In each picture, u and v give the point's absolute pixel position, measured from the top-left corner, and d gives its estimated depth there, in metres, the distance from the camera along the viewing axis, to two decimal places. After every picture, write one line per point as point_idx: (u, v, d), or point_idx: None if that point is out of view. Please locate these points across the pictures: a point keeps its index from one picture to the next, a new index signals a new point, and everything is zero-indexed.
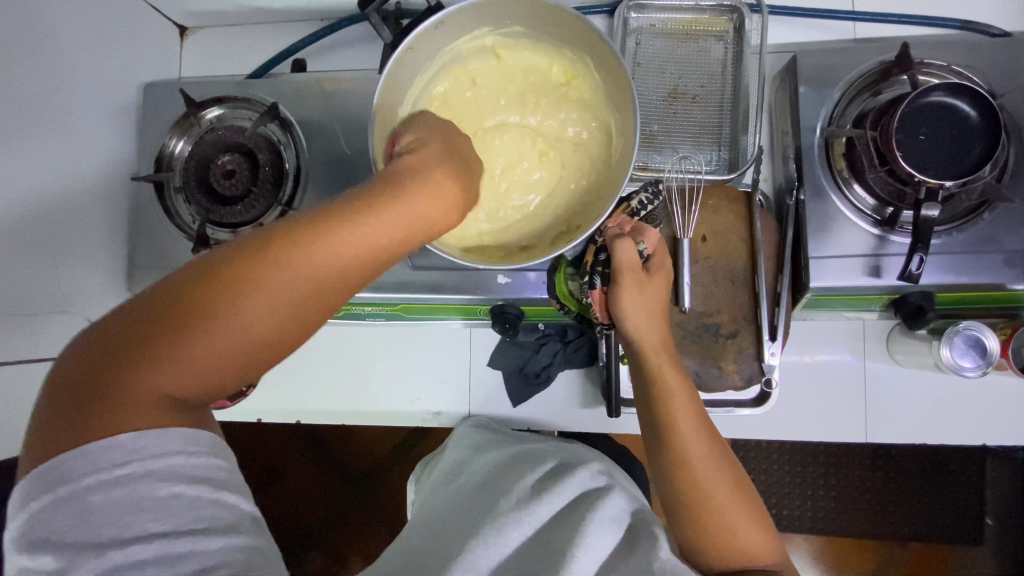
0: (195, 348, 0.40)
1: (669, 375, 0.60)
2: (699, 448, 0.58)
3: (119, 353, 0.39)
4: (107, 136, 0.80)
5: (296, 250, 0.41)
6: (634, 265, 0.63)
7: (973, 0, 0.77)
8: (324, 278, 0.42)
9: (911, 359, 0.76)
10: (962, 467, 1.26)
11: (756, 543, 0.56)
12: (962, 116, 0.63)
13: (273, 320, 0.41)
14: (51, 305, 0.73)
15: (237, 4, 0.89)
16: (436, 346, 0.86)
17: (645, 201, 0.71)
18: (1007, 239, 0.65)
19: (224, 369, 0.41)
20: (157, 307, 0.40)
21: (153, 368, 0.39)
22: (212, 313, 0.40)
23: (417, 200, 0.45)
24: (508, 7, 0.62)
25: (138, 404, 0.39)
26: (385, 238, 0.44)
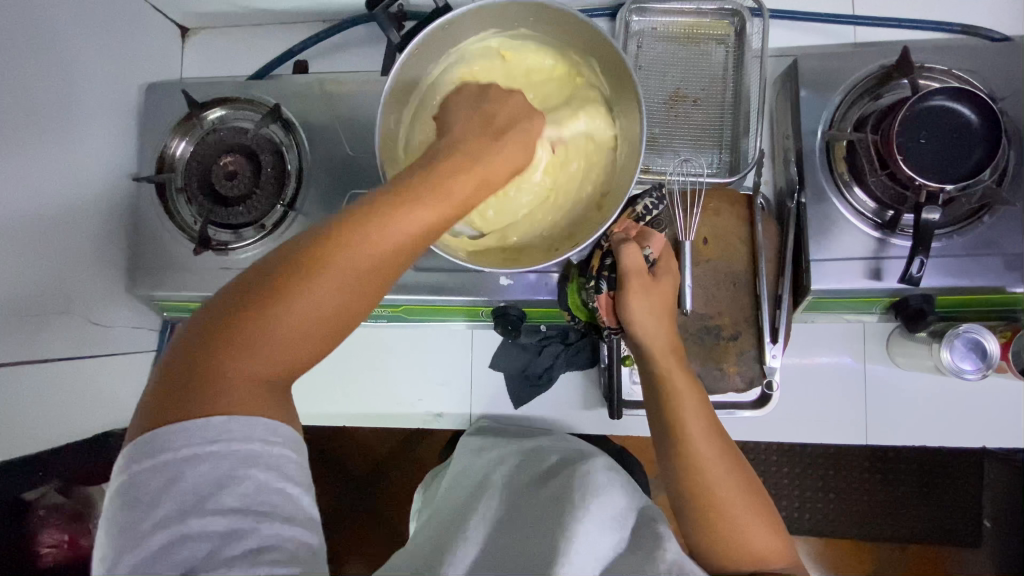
0: (281, 323, 0.43)
1: (677, 378, 0.61)
2: (708, 449, 0.58)
3: (205, 339, 0.42)
4: (108, 136, 0.80)
5: (358, 230, 0.44)
6: (641, 268, 0.65)
7: (971, 6, 0.78)
8: (390, 244, 0.45)
9: (912, 362, 0.76)
10: (960, 469, 1.27)
11: (767, 546, 0.55)
12: (963, 120, 0.64)
13: (341, 296, 0.44)
14: (55, 305, 0.71)
15: (239, 6, 0.89)
16: (437, 348, 0.86)
17: (650, 205, 0.73)
18: (1007, 242, 0.66)
19: (298, 348, 0.44)
20: (237, 295, 0.44)
21: (235, 350, 0.42)
22: (286, 295, 0.43)
23: (466, 171, 0.49)
24: (515, 11, 0.62)
25: (231, 383, 0.41)
26: (443, 205, 0.47)
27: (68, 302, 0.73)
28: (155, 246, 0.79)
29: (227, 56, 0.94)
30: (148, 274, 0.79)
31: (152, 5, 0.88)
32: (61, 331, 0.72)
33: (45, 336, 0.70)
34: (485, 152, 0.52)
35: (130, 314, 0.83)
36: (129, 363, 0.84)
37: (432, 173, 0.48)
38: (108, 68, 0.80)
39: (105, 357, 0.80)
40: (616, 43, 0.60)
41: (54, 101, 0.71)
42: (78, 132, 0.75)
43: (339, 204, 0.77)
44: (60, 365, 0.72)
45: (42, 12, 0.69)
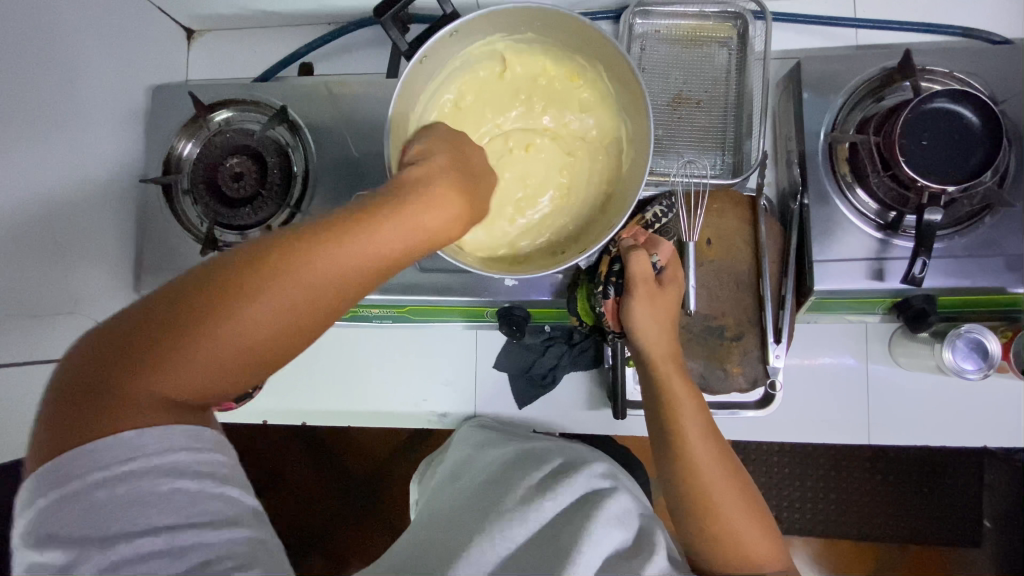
0: (196, 354, 0.41)
1: (676, 383, 0.61)
2: (704, 453, 0.58)
3: (123, 353, 0.41)
4: (115, 137, 0.80)
5: (296, 261, 0.43)
6: (648, 276, 0.64)
7: (972, 9, 0.79)
8: (324, 287, 0.44)
9: (913, 362, 0.76)
10: (961, 469, 1.27)
11: (761, 552, 0.56)
12: (965, 122, 0.64)
13: (269, 328, 0.43)
14: (60, 306, 0.72)
15: (245, 8, 0.90)
16: (441, 348, 0.87)
17: (660, 213, 0.73)
18: (1008, 243, 0.66)
19: (220, 375, 0.43)
20: (161, 310, 0.42)
21: (151, 370, 0.41)
22: (208, 318, 0.41)
23: (421, 213, 0.47)
24: (521, 16, 0.62)
25: (142, 403, 0.41)
26: (387, 250, 0.46)
27: (76, 302, 0.74)
28: (160, 247, 0.80)
29: (233, 59, 0.95)
30: (153, 274, 0.80)
31: (158, 8, 0.88)
32: (68, 332, 0.73)
33: (52, 337, 0.70)
34: (444, 187, 0.50)
35: None
36: None
37: (387, 206, 0.47)
38: (114, 70, 0.80)
39: None
40: (622, 49, 0.60)
41: (61, 103, 0.72)
42: (85, 133, 0.76)
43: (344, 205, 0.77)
44: None
45: (50, 14, 0.70)
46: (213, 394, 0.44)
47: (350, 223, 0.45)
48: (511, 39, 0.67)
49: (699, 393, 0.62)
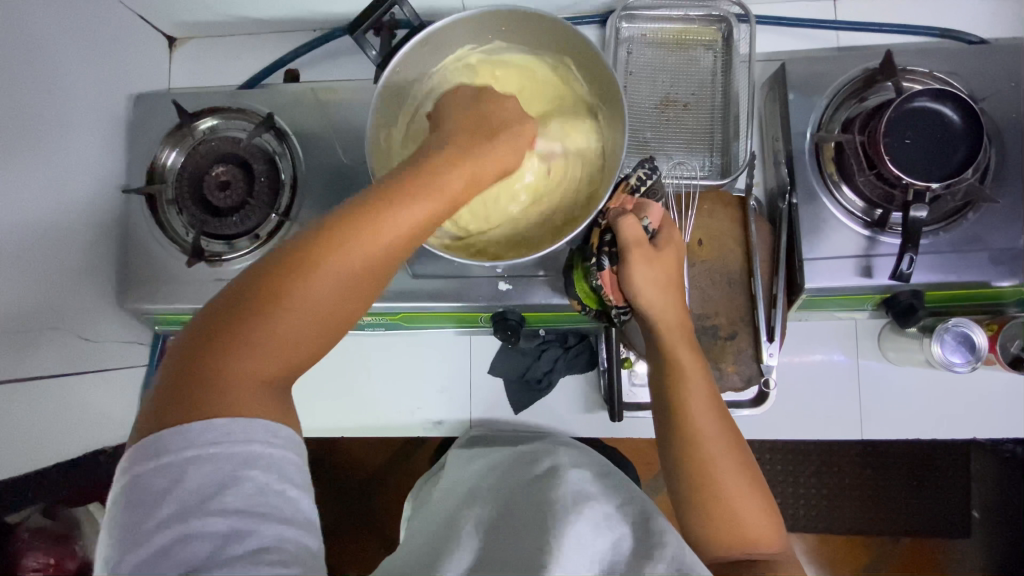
0: (287, 318, 0.44)
1: (683, 355, 0.59)
2: (713, 442, 0.57)
3: (206, 342, 0.43)
4: (99, 147, 0.79)
5: (358, 226, 0.46)
6: (644, 240, 0.58)
7: (948, 9, 0.81)
8: (390, 236, 0.46)
9: (903, 356, 0.77)
10: (949, 462, 1.29)
11: (757, 530, 0.56)
12: (944, 120, 0.66)
13: (343, 292, 0.46)
14: (44, 321, 0.70)
15: (229, 15, 0.89)
16: (434, 355, 0.86)
17: (643, 177, 0.65)
18: (990, 238, 0.68)
19: (302, 344, 0.45)
20: (234, 299, 0.44)
21: (235, 349, 0.42)
22: (289, 292, 0.44)
23: (459, 168, 0.51)
24: (488, 20, 0.61)
25: (239, 376, 0.42)
26: (442, 199, 0.49)
27: (59, 317, 0.72)
28: (147, 258, 0.78)
29: (217, 66, 0.93)
30: (140, 287, 0.78)
31: (140, 15, 0.87)
32: (53, 347, 0.71)
33: (35, 352, 0.68)
34: (477, 151, 0.53)
35: (122, 328, 0.82)
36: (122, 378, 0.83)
37: (427, 170, 0.50)
38: (96, 79, 0.78)
39: (96, 373, 0.78)
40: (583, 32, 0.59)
41: (41, 112, 0.70)
42: (68, 143, 0.74)
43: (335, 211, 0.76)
44: (51, 381, 0.71)
45: (29, 22, 0.68)
46: (297, 363, 0.46)
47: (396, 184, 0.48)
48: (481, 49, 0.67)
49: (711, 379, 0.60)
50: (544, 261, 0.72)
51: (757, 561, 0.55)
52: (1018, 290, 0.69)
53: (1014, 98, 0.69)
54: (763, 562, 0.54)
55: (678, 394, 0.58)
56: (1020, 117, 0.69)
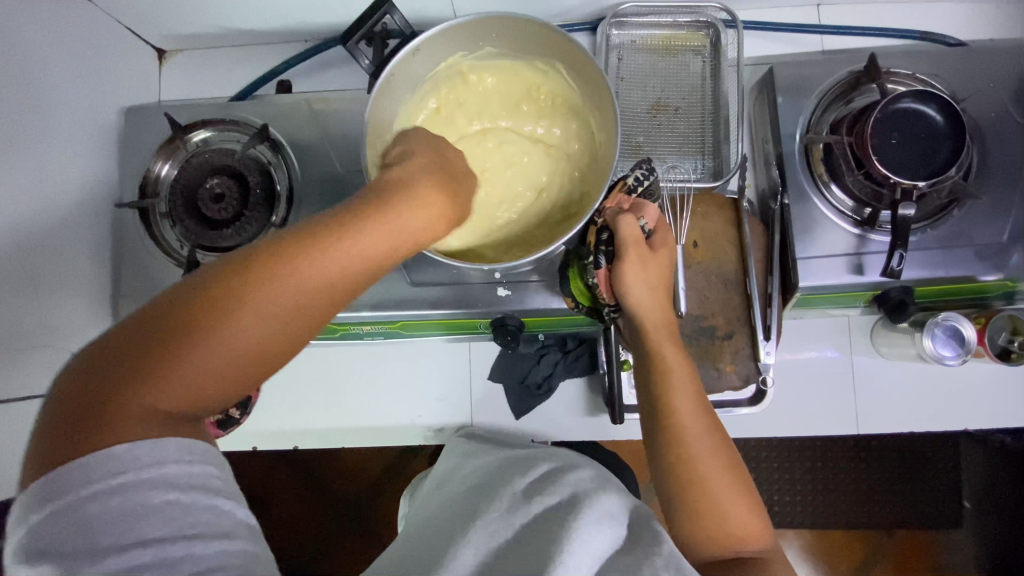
0: (203, 361, 0.39)
1: (667, 351, 0.56)
2: (697, 437, 0.55)
3: (108, 376, 0.38)
4: (89, 160, 0.78)
5: (290, 266, 0.41)
6: (641, 238, 0.54)
7: (928, 13, 0.83)
8: (324, 281, 0.42)
9: (895, 351, 0.79)
10: (939, 455, 1.31)
11: (746, 528, 0.53)
12: (929, 120, 0.67)
13: (268, 335, 0.41)
14: (34, 338, 0.69)
15: (220, 26, 0.88)
16: (434, 362, 0.86)
17: (642, 177, 0.61)
18: (976, 233, 0.70)
19: (215, 389, 0.41)
20: (151, 325, 0.39)
21: (139, 389, 0.38)
22: (209, 328, 0.39)
23: (412, 209, 0.46)
24: (478, 27, 0.58)
25: (141, 416, 0.38)
26: (386, 247, 0.44)
27: (50, 334, 0.70)
28: (140, 272, 0.77)
29: (207, 77, 0.93)
30: (131, 301, 0.77)
31: (130, 28, 0.87)
32: (44, 363, 0.70)
33: (25, 370, 0.67)
34: (435, 187, 0.49)
35: None
36: None
37: (382, 205, 0.46)
38: (85, 92, 0.78)
39: None
40: (574, 37, 0.56)
41: (29, 126, 0.69)
42: (58, 157, 0.73)
43: None
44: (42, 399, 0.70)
45: (17, 36, 0.68)
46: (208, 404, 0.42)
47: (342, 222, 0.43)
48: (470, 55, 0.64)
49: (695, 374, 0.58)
50: (542, 266, 0.73)
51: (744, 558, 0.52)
52: (1002, 284, 0.71)
53: (993, 98, 0.71)
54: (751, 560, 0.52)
55: (663, 390, 0.55)
56: (1000, 116, 0.71)
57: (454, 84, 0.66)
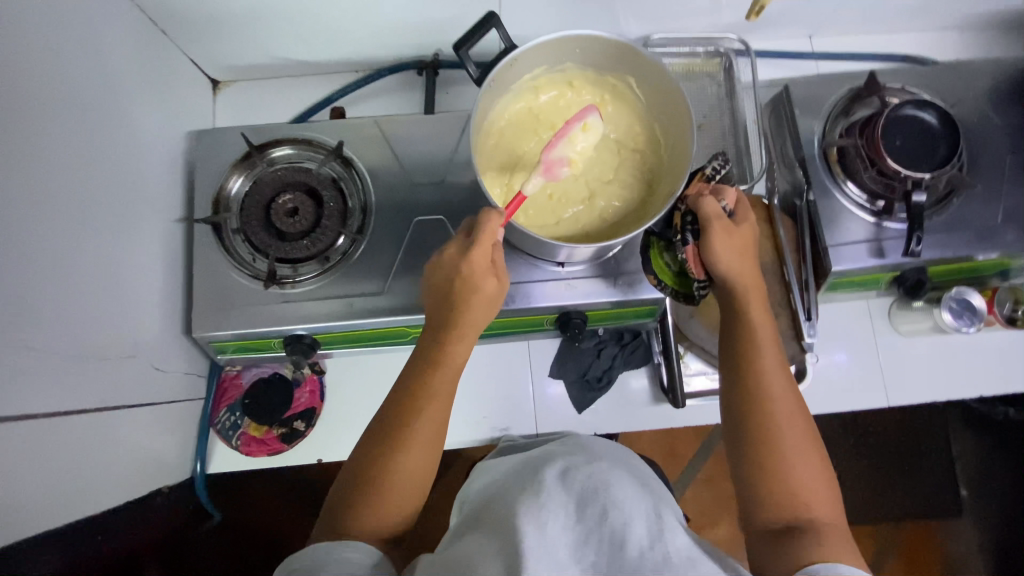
0: (424, 419, 0.63)
1: (756, 313, 0.63)
2: (780, 394, 0.61)
3: (346, 503, 0.60)
4: (164, 181, 0.81)
5: (422, 398, 0.63)
6: (722, 214, 0.60)
7: (898, 44, 1.00)
8: (463, 341, 0.65)
9: (913, 328, 0.89)
10: (933, 442, 1.41)
11: (811, 486, 0.57)
12: (925, 123, 0.80)
13: (430, 446, 0.63)
14: (118, 350, 0.69)
15: (278, 57, 0.94)
16: (494, 365, 0.89)
17: (717, 168, 0.66)
18: (974, 217, 0.81)
19: (413, 492, 0.62)
20: (387, 422, 0.63)
21: (364, 506, 0.59)
22: (421, 400, 0.63)
23: (484, 288, 0.64)
24: (565, 44, 0.66)
25: (404, 470, 0.61)
26: (480, 320, 0.66)
27: (132, 344, 0.71)
28: (212, 285, 0.79)
29: (260, 106, 0.98)
30: (201, 314, 0.78)
31: (190, 58, 0.91)
32: (122, 378, 0.70)
33: (108, 382, 0.68)
34: (472, 279, 0.63)
35: (184, 359, 0.81)
36: (176, 411, 0.80)
37: (462, 299, 0.64)
38: (157, 114, 0.81)
39: (156, 405, 0.77)
40: (652, 52, 0.64)
41: (117, 146, 0.72)
42: (140, 176, 0.76)
43: (403, 229, 0.80)
44: (119, 411, 0.69)
45: (107, 58, 0.71)
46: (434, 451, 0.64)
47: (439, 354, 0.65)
48: (551, 71, 0.72)
49: (786, 366, 0.63)
50: (605, 261, 0.79)
51: (807, 526, 0.55)
52: (999, 260, 0.82)
53: (972, 104, 0.85)
54: (811, 528, 0.55)
55: (748, 346, 0.62)
56: (981, 119, 0.84)
57: (533, 97, 0.74)
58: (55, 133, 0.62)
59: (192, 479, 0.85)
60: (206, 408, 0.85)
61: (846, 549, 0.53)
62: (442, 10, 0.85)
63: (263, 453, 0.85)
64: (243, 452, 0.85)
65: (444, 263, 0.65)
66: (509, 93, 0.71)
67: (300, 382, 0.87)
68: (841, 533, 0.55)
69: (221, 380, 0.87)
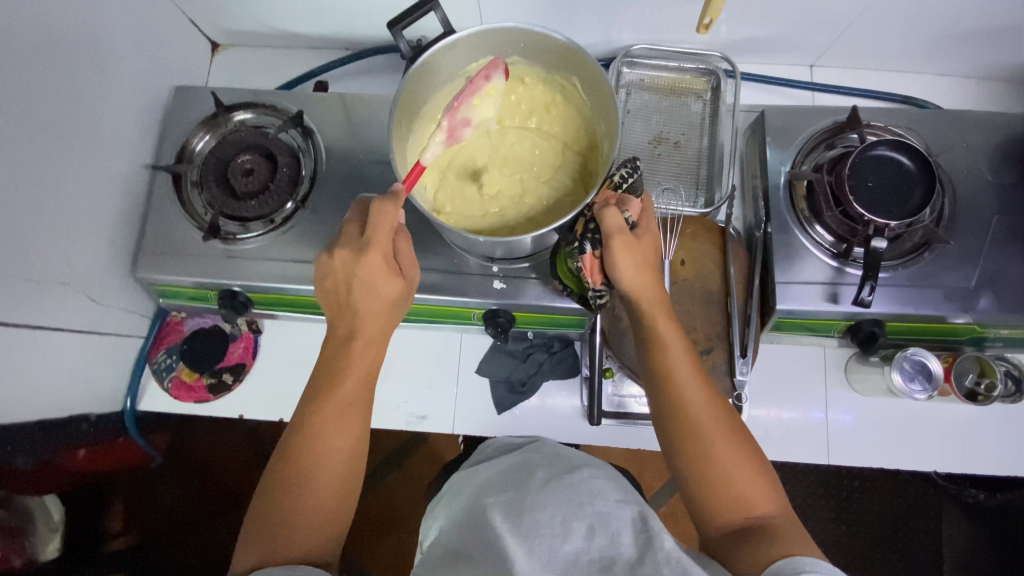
0: (332, 424, 0.59)
1: (664, 326, 0.60)
2: (699, 407, 0.57)
3: (266, 528, 0.56)
4: (138, 128, 0.86)
5: (326, 395, 0.60)
6: (624, 226, 0.59)
7: (904, 85, 0.94)
8: (376, 331, 0.64)
9: (868, 387, 0.83)
10: (922, 525, 1.24)
11: (752, 491, 0.55)
12: (901, 167, 0.74)
13: (347, 445, 0.60)
14: (55, 276, 0.74)
15: (273, 27, 0.98)
16: (424, 352, 0.89)
17: (626, 175, 0.64)
18: (945, 277, 0.75)
19: (326, 501, 0.58)
20: (296, 437, 0.59)
21: (286, 526, 0.56)
22: (326, 404, 0.60)
23: (388, 281, 0.63)
24: (505, 36, 0.66)
25: (315, 479, 0.58)
26: (389, 309, 0.64)
27: (71, 273, 0.76)
28: (162, 231, 0.83)
29: (252, 72, 1.02)
30: (147, 256, 0.82)
31: (190, 19, 0.96)
32: (55, 304, 0.74)
33: (39, 303, 0.72)
34: (371, 276, 0.62)
35: (128, 297, 0.85)
36: (112, 345, 0.85)
37: (369, 291, 0.62)
38: (142, 66, 0.86)
39: (90, 335, 0.81)
40: (585, 50, 0.63)
41: (91, 89, 0.77)
42: (112, 121, 0.81)
43: (347, 204, 0.82)
44: (46, 333, 0.74)
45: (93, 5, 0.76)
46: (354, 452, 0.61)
47: (348, 352, 0.63)
48: (500, 64, 0.72)
49: (704, 371, 0.60)
50: (538, 264, 0.78)
51: (759, 524, 0.53)
52: (971, 327, 0.75)
53: (965, 155, 0.79)
54: (763, 526, 0.53)
55: (660, 359, 0.59)
56: (972, 172, 0.78)
57: None
58: (20, 65, 0.66)
59: (124, 413, 0.90)
60: (146, 347, 0.90)
61: (802, 540, 0.51)
62: None
63: (190, 400, 0.89)
64: (171, 395, 0.89)
65: (343, 262, 0.63)
66: (454, 83, 0.72)
67: (236, 337, 0.91)
68: (794, 523, 0.53)
69: (166, 323, 0.92)
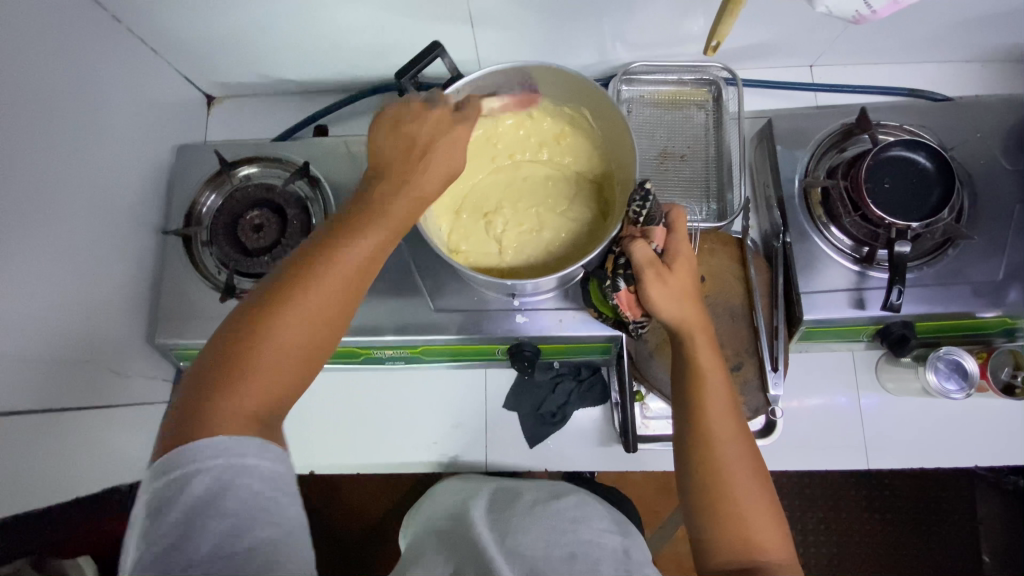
0: (329, 289, 0.49)
1: (703, 356, 0.59)
2: (727, 442, 0.56)
3: (204, 381, 0.46)
4: (143, 191, 0.85)
5: (331, 252, 0.50)
6: (655, 259, 0.58)
7: (905, 77, 0.94)
8: (411, 209, 0.54)
9: (900, 387, 0.82)
10: (960, 508, 1.23)
11: (762, 534, 0.54)
12: (918, 166, 0.74)
13: (331, 317, 0.49)
14: (76, 352, 0.73)
15: (268, 76, 0.98)
16: (449, 390, 0.89)
17: (637, 208, 0.63)
18: (972, 271, 0.74)
19: (285, 374, 0.48)
20: (276, 282, 0.49)
21: (228, 381, 0.46)
22: (327, 263, 0.50)
23: (442, 155, 0.55)
24: (512, 75, 0.66)
25: (284, 338, 0.47)
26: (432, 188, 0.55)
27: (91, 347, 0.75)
28: (177, 294, 0.82)
29: (249, 121, 1.02)
30: (165, 321, 0.81)
31: (185, 76, 0.96)
32: (79, 380, 0.74)
33: (63, 382, 0.71)
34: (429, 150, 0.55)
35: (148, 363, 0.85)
36: (134, 414, 0.84)
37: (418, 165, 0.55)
38: (143, 128, 0.85)
39: (113, 407, 0.80)
40: (594, 82, 0.63)
41: (97, 159, 0.77)
42: (119, 188, 0.81)
43: None
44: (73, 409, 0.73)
45: (93, 77, 0.76)
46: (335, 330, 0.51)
47: (367, 215, 0.53)
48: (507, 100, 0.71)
49: (738, 408, 0.59)
50: (562, 295, 0.77)
51: (759, 568, 0.53)
52: (1002, 320, 0.74)
53: (978, 146, 0.78)
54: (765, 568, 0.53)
55: (695, 390, 0.58)
56: (987, 163, 0.77)
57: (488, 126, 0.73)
58: (28, 146, 0.66)
59: None
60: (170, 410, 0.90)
61: None
62: (417, 35, 0.87)
63: None
64: None
65: (401, 134, 0.56)
66: None
67: None
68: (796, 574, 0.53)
69: None
